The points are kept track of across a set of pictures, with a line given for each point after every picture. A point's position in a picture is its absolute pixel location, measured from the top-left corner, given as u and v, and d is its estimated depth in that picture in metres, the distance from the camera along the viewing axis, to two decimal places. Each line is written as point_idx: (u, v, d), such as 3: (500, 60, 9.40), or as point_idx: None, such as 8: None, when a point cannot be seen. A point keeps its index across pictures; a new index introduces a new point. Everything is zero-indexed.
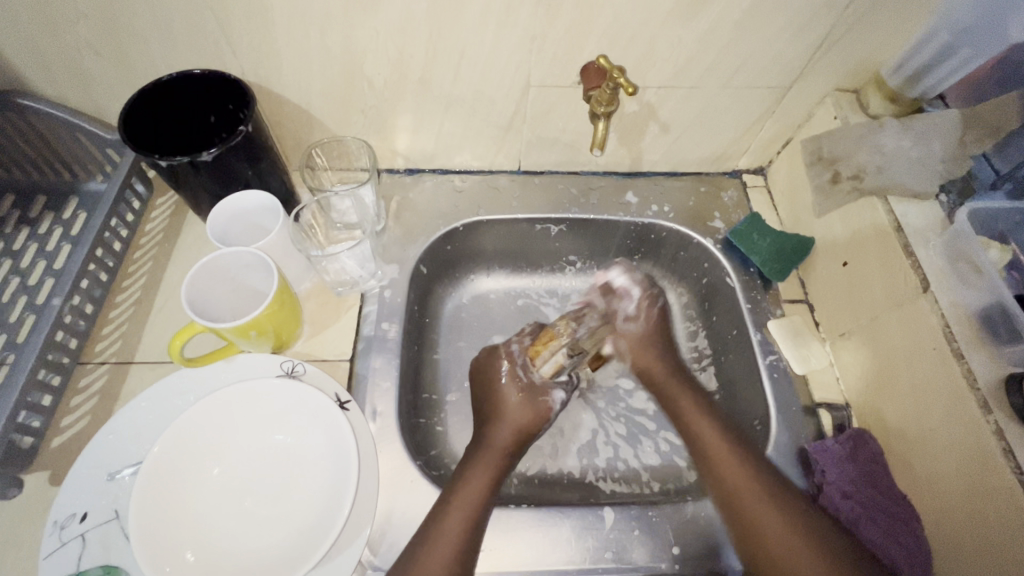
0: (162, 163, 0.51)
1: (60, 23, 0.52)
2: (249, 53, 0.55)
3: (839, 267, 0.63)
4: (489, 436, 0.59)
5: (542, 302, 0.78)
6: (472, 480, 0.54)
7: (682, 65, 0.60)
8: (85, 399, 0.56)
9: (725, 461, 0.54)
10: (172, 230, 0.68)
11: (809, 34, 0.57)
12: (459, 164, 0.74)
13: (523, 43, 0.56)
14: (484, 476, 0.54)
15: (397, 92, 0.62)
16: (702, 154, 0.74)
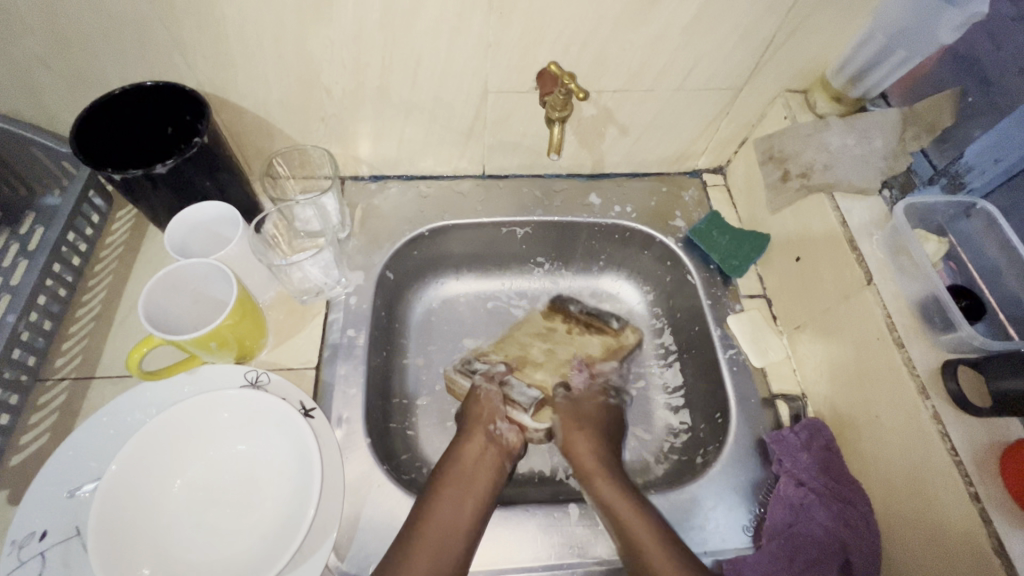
0: (116, 177, 0.51)
1: (6, 37, 0.51)
2: (203, 65, 0.55)
3: (793, 262, 0.65)
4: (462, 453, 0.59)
5: (511, 304, 0.79)
6: (445, 503, 0.54)
7: (636, 69, 0.62)
8: (44, 416, 0.55)
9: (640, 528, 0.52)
10: (133, 243, 0.67)
11: (754, 38, 0.59)
12: (424, 169, 0.75)
13: (477, 50, 0.57)
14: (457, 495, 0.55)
15: (356, 100, 0.62)
16: (662, 155, 0.76)
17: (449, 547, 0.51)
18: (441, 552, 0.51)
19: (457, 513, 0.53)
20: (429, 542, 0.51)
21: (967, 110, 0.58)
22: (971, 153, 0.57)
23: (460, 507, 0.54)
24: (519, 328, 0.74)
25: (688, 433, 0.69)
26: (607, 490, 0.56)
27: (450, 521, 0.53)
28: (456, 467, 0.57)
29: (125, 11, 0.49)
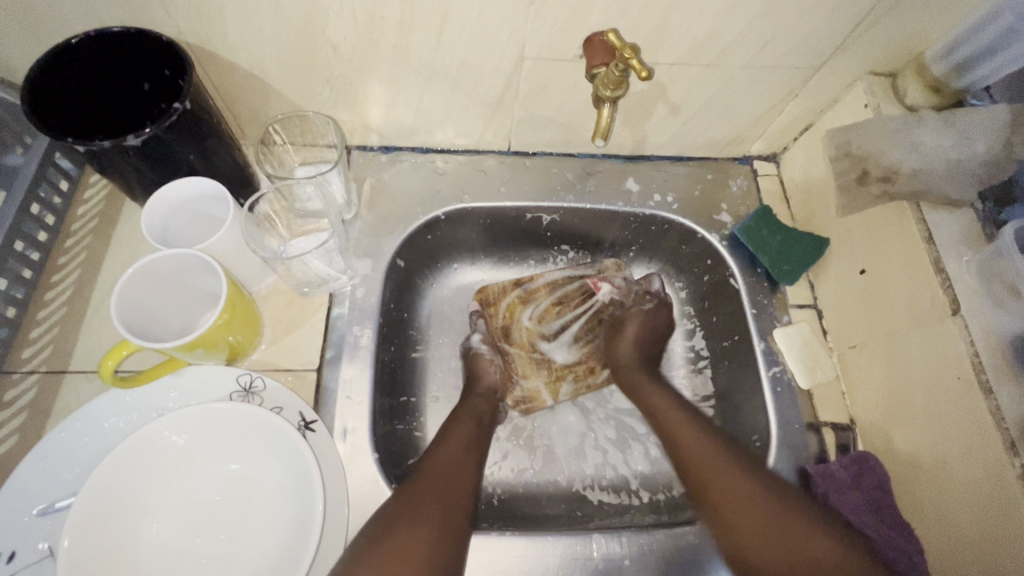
0: (79, 148, 0.43)
1: None
2: (184, 10, 0.45)
3: (855, 275, 0.58)
4: (474, 389, 0.62)
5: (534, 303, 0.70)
6: (467, 408, 0.59)
7: (703, 41, 0.52)
8: (12, 415, 0.49)
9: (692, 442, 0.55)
10: (109, 216, 0.59)
11: (849, 8, 0.49)
12: (442, 141, 0.66)
13: (517, 9, 0.47)
14: (468, 424, 0.57)
15: (368, 61, 0.52)
16: (713, 138, 0.67)
17: (472, 442, 0.55)
18: (467, 446, 0.55)
19: (478, 418, 0.59)
20: (457, 437, 0.55)
21: None
22: None
23: (481, 414, 0.59)
24: (519, 327, 0.69)
25: None
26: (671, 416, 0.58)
27: (472, 426, 0.57)
28: (476, 393, 0.62)
29: None
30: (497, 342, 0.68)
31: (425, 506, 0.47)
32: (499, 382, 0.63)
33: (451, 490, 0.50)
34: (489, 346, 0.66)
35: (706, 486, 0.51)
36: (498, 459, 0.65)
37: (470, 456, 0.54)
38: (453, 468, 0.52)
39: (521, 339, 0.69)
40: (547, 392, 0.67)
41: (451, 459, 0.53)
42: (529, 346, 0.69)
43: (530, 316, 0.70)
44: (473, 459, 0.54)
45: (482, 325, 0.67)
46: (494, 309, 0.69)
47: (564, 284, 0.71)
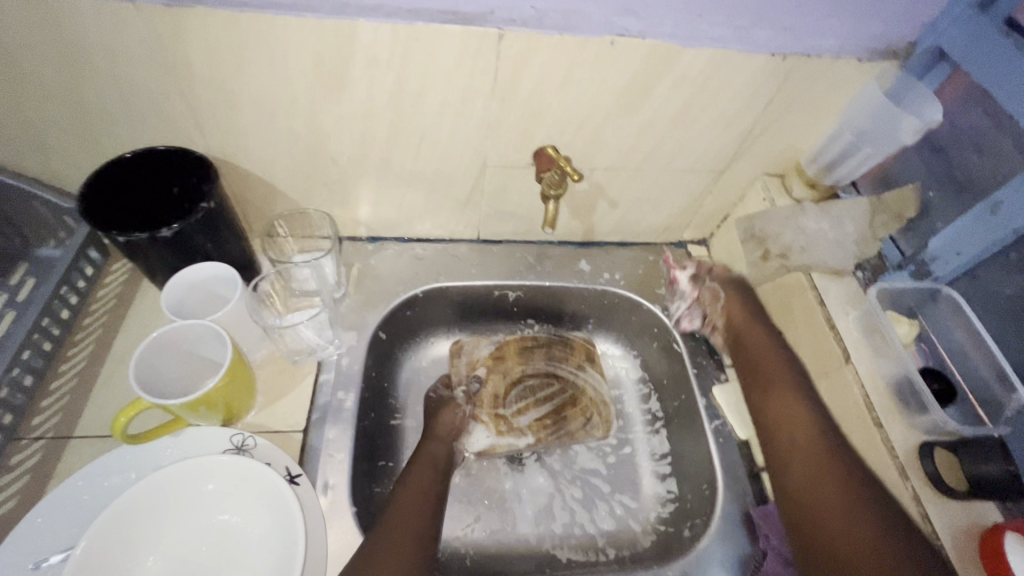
0: (120, 239, 0.52)
1: (27, 101, 0.54)
2: (216, 132, 0.58)
3: (774, 336, 0.68)
4: (427, 439, 0.65)
5: (504, 368, 0.77)
6: (425, 457, 0.63)
7: (626, 151, 0.66)
8: (15, 478, 0.53)
9: (801, 433, 0.55)
10: (125, 298, 0.67)
11: (733, 127, 0.64)
12: (421, 233, 0.77)
13: (479, 130, 0.61)
14: (424, 472, 0.61)
15: (361, 168, 0.65)
16: (649, 227, 0.80)
17: (431, 489, 0.59)
18: (426, 495, 0.58)
19: (435, 464, 0.63)
20: (416, 486, 0.59)
21: (928, 203, 0.63)
22: (935, 245, 0.59)
23: (438, 461, 0.63)
24: (484, 386, 0.75)
25: (673, 503, 0.71)
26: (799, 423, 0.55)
27: (429, 475, 0.61)
28: (432, 440, 0.65)
29: (146, 83, 0.53)
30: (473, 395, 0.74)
31: (394, 553, 0.51)
32: (453, 430, 0.67)
33: (418, 538, 0.54)
34: (464, 397, 0.73)
35: (814, 473, 0.52)
36: (470, 521, 0.68)
37: (429, 502, 0.58)
38: (415, 516, 0.55)
39: (485, 394, 0.74)
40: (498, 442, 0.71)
41: (417, 509, 0.56)
42: (492, 398, 0.74)
43: (495, 371, 0.76)
44: (433, 505, 0.58)
45: (472, 380, 0.75)
46: (466, 360, 0.77)
47: (532, 347, 0.79)
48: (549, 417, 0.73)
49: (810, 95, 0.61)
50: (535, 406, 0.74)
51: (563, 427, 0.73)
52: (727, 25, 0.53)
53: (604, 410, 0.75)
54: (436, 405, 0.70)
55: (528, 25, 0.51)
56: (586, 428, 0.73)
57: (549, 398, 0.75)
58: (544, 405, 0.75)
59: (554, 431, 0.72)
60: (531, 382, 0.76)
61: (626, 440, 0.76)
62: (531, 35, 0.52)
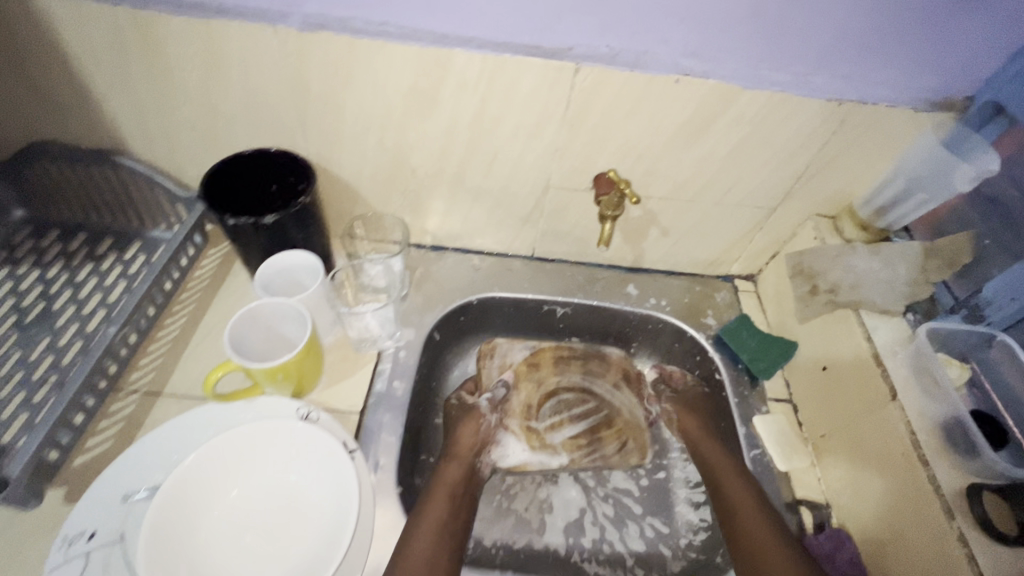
0: (229, 222, 0.60)
1: (170, 103, 0.64)
2: (317, 139, 0.66)
3: (819, 371, 0.68)
4: (445, 463, 0.64)
5: (539, 378, 0.77)
6: (443, 483, 0.61)
7: (682, 182, 0.70)
8: (114, 422, 0.60)
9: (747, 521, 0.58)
10: (218, 279, 0.75)
11: (786, 166, 0.68)
12: (480, 245, 0.83)
13: (546, 153, 0.67)
14: (441, 500, 0.59)
15: (435, 181, 0.72)
16: (698, 258, 0.83)
17: (449, 519, 0.58)
18: (443, 526, 0.57)
19: (453, 490, 0.61)
20: (433, 515, 0.57)
21: (984, 251, 0.64)
22: (991, 288, 0.62)
23: (455, 487, 0.62)
24: (515, 395, 0.75)
25: (706, 530, 0.71)
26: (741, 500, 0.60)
27: (445, 504, 0.59)
28: (450, 463, 0.64)
29: (268, 93, 0.62)
30: (501, 406, 0.73)
31: None
32: (473, 445, 0.66)
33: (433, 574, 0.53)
34: (490, 403, 0.72)
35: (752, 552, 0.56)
36: (503, 523, 0.71)
37: (446, 534, 0.56)
38: (431, 550, 0.54)
39: (518, 407, 0.74)
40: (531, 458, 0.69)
41: (431, 538, 0.55)
42: (524, 407, 0.74)
43: (529, 380, 0.76)
44: (450, 537, 0.57)
45: (502, 390, 0.74)
46: (498, 362, 0.78)
47: (568, 358, 0.79)
48: (584, 437, 0.72)
49: (865, 140, 0.64)
50: (570, 424, 0.73)
51: (597, 449, 0.71)
52: (787, 71, 0.58)
53: (641, 435, 0.73)
54: (464, 412, 0.70)
55: (603, 61, 0.57)
56: (623, 452, 0.71)
57: (584, 415, 0.74)
58: (579, 421, 0.73)
59: (588, 452, 0.71)
60: (566, 397, 0.75)
61: (662, 465, 0.77)
62: (604, 70, 0.58)
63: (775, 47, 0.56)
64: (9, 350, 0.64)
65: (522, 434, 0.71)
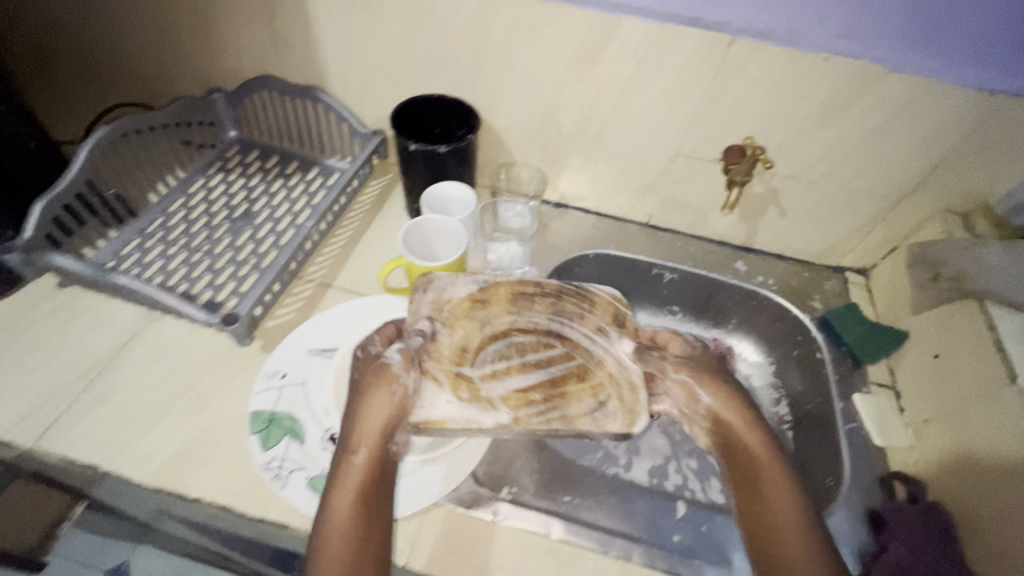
0: (410, 147, 0.72)
1: (374, 49, 0.77)
2: (484, 91, 0.77)
3: (930, 359, 0.70)
4: (350, 445, 0.49)
5: (517, 323, 0.63)
6: (354, 471, 0.47)
7: (811, 162, 0.74)
8: (296, 300, 0.74)
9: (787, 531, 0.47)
10: (376, 205, 0.89)
11: (925, 154, 0.70)
12: (600, 207, 0.91)
13: (685, 120, 0.74)
14: (351, 487, 0.47)
15: (576, 139, 0.80)
16: (811, 244, 0.86)
17: (363, 508, 0.46)
18: (355, 521, 0.45)
19: (368, 474, 0.48)
20: (341, 508, 0.45)
21: None
22: None
23: (371, 471, 0.48)
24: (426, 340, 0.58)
25: None
26: (772, 501, 0.48)
27: (355, 497, 0.46)
28: (359, 443, 0.49)
29: (455, 45, 0.73)
30: (426, 351, 0.58)
31: None
32: (399, 411, 0.51)
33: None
34: (406, 353, 0.55)
35: None
36: (593, 454, 0.77)
37: (359, 526, 0.45)
38: (345, 543, 0.44)
39: (450, 356, 0.58)
40: (457, 413, 0.53)
41: (341, 545, 0.44)
42: (457, 350, 0.59)
43: (469, 318, 0.62)
44: (369, 529, 0.45)
45: (430, 327, 0.60)
46: (431, 298, 0.63)
47: (532, 296, 0.65)
48: (539, 392, 0.57)
49: (1013, 135, 0.65)
50: (522, 373, 0.58)
51: (557, 408, 0.55)
52: (940, 58, 0.61)
53: (628, 397, 0.56)
54: (366, 378, 0.52)
55: (757, 35, 0.63)
56: (593, 413, 0.55)
57: (544, 363, 0.59)
58: (536, 373, 0.58)
59: (540, 411, 0.55)
60: (530, 346, 0.61)
61: None
62: (757, 44, 0.63)
63: (931, 33, 0.59)
64: (223, 234, 0.80)
65: (450, 377, 0.56)
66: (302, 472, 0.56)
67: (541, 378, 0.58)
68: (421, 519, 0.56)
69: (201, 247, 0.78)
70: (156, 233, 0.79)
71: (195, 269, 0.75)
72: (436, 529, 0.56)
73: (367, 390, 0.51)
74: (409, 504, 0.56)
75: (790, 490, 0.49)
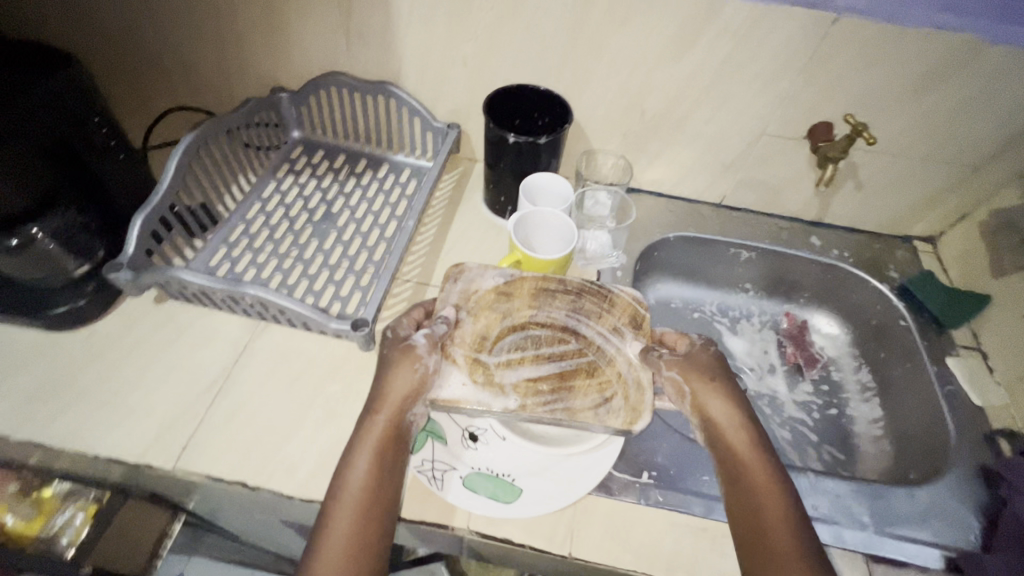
0: (509, 139, 0.71)
1: (456, 41, 0.75)
2: (570, 78, 0.77)
3: (1019, 319, 0.74)
4: (370, 416, 0.51)
5: (536, 321, 0.62)
6: (369, 443, 0.49)
7: (895, 136, 0.76)
8: (399, 301, 0.74)
9: (772, 513, 0.48)
10: (453, 200, 0.88)
11: (1011, 123, 0.72)
12: (673, 190, 0.91)
13: (774, 100, 0.74)
14: (366, 458, 0.48)
15: (658, 124, 0.81)
16: (882, 216, 0.88)
17: (378, 483, 0.48)
18: (371, 496, 0.47)
19: (389, 450, 0.49)
20: (356, 477, 0.47)
21: None
22: None
23: (394, 449, 0.49)
24: (452, 335, 0.59)
25: (890, 459, 0.76)
26: (767, 487, 0.49)
27: (378, 472, 0.48)
28: (376, 416, 0.50)
29: (545, 33, 0.72)
30: (449, 342, 0.58)
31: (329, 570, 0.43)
32: (415, 392, 0.52)
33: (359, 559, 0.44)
34: (431, 340, 0.55)
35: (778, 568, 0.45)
36: None
37: (378, 502, 0.47)
38: (364, 518, 0.46)
39: (465, 345, 0.58)
40: (471, 395, 0.54)
41: (353, 517, 0.46)
42: (478, 338, 0.59)
43: (493, 310, 0.62)
44: (384, 505, 0.47)
45: (452, 312, 0.60)
46: (461, 288, 0.64)
47: (554, 292, 0.65)
48: (548, 383, 0.56)
49: None
50: (535, 363, 0.58)
51: (563, 399, 0.55)
52: None
53: (633, 394, 0.57)
54: (394, 354, 0.54)
55: (860, 14, 0.64)
56: (598, 409, 0.55)
57: (557, 356, 0.59)
58: (547, 363, 0.58)
59: (547, 399, 0.55)
60: (544, 339, 0.60)
61: (839, 403, 0.84)
62: (859, 22, 0.64)
63: None
64: (310, 238, 0.78)
65: (444, 369, 0.56)
66: (454, 472, 0.57)
67: (552, 369, 0.58)
68: (573, 509, 0.57)
69: (289, 252, 0.76)
70: (241, 241, 0.77)
71: (289, 275, 0.73)
72: (591, 518, 0.57)
73: (392, 366, 0.52)
74: (562, 497, 0.56)
75: (781, 484, 0.49)
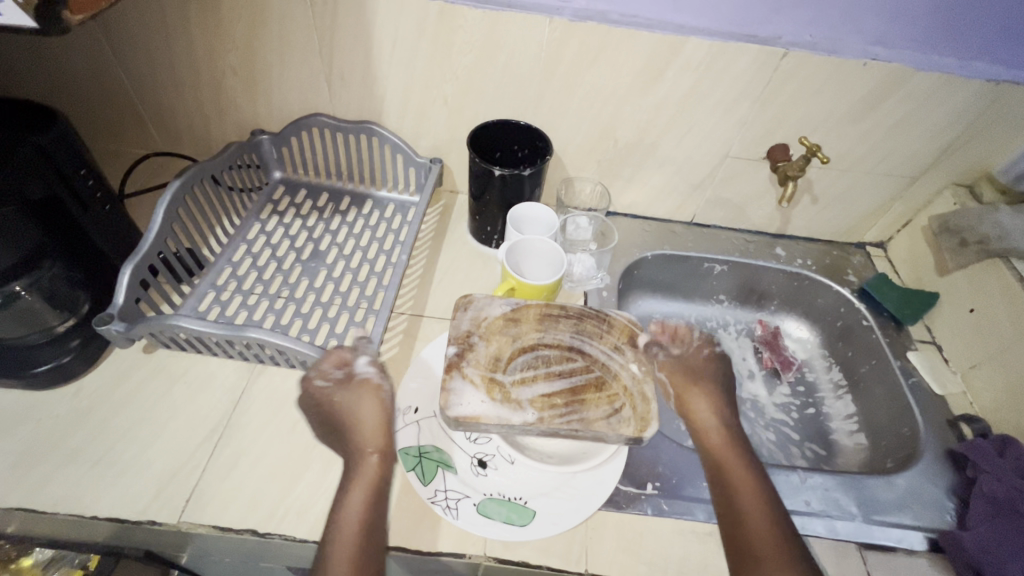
0: (496, 172, 0.74)
1: (437, 80, 0.79)
2: (546, 112, 0.81)
3: (966, 313, 0.81)
4: (351, 450, 0.57)
5: (541, 342, 0.65)
6: (358, 471, 0.55)
7: (843, 153, 0.84)
8: (394, 334, 0.74)
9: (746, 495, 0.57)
10: (439, 231, 0.90)
11: (942, 138, 0.80)
12: (647, 211, 0.97)
13: (735, 125, 0.81)
14: (359, 486, 0.54)
15: (631, 151, 0.86)
16: (837, 226, 0.96)
17: (373, 504, 0.53)
18: (369, 516, 0.52)
19: (375, 473, 0.56)
20: (353, 503, 0.53)
21: None
22: None
23: (379, 472, 0.56)
24: (465, 358, 0.62)
25: (867, 450, 0.81)
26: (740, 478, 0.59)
27: (367, 494, 0.54)
28: (357, 447, 0.57)
29: (522, 72, 0.76)
30: (461, 363, 0.61)
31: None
32: (378, 418, 0.59)
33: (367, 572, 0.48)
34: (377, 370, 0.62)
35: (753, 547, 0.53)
36: None
37: (374, 521, 0.52)
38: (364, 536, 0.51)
39: (478, 366, 0.62)
40: (490, 411, 0.57)
41: (353, 538, 0.50)
42: (491, 359, 0.62)
43: (502, 333, 0.65)
44: (378, 523, 0.52)
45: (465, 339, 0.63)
46: (471, 315, 0.66)
47: (557, 316, 0.68)
48: (561, 397, 0.60)
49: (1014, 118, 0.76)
50: (547, 379, 0.61)
51: (577, 411, 0.59)
52: (956, 57, 0.71)
53: (641, 406, 0.60)
54: (351, 390, 0.61)
55: (806, 48, 0.71)
56: (610, 418, 0.59)
57: (566, 373, 0.62)
58: (558, 380, 0.61)
59: (562, 412, 0.58)
60: (554, 358, 0.64)
61: (815, 402, 0.89)
62: (805, 55, 0.71)
63: (950, 36, 0.69)
64: (299, 277, 0.78)
65: (458, 385, 0.59)
66: (467, 499, 0.58)
67: (563, 385, 0.61)
68: (585, 525, 0.59)
69: (279, 292, 0.76)
70: (229, 284, 0.76)
71: (281, 315, 0.73)
72: (603, 532, 0.59)
73: (357, 400, 0.60)
74: (574, 514, 0.58)
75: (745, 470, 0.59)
